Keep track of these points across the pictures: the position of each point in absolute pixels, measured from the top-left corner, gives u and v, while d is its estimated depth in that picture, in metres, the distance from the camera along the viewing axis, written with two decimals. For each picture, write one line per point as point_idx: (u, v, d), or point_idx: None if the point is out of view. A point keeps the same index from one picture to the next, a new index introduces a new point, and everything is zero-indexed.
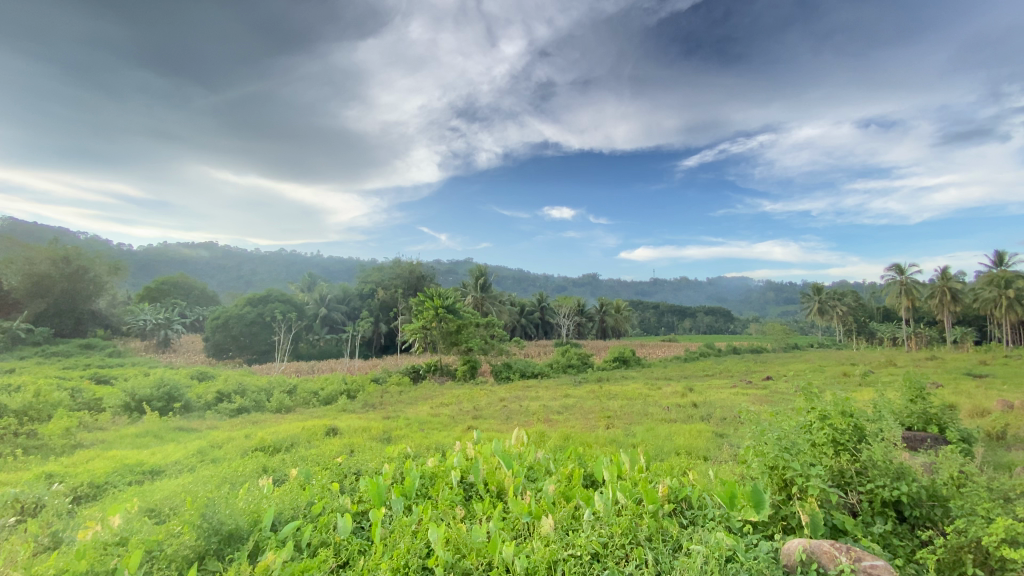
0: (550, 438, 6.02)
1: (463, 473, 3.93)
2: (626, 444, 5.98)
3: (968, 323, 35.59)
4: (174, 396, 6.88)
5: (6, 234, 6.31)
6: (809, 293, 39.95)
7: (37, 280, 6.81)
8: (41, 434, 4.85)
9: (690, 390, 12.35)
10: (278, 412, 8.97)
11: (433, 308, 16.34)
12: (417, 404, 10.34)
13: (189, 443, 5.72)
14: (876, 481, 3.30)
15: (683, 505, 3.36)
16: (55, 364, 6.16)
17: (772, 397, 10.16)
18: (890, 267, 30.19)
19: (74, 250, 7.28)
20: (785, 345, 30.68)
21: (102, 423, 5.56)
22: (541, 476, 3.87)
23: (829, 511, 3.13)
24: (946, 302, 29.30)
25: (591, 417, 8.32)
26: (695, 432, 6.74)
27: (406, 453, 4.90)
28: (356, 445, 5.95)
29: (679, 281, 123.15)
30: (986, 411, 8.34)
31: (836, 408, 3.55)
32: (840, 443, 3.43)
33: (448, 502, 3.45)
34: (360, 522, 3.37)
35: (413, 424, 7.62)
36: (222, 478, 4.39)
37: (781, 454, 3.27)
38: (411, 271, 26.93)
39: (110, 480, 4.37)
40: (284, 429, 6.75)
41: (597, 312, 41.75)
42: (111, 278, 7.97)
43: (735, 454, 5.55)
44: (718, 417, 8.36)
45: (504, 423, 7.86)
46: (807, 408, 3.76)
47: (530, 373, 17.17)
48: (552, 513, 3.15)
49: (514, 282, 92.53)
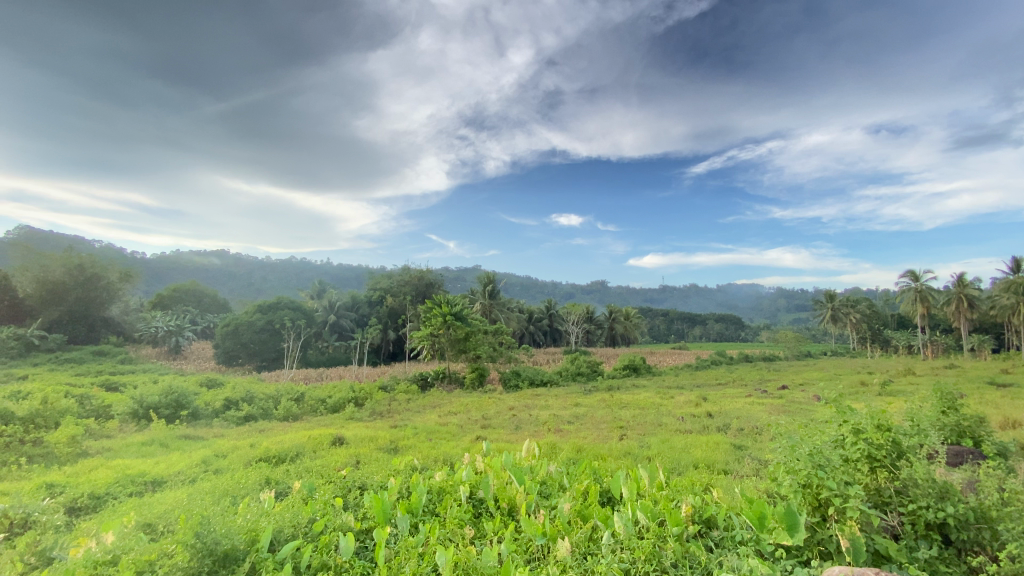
0: (562, 450, 5.77)
1: (472, 488, 3.73)
2: (641, 457, 5.72)
3: (986, 330, 34.59)
4: (183, 403, 6.78)
5: (24, 242, 6.31)
6: (822, 301, 39.18)
7: (52, 288, 6.72)
8: (47, 442, 4.72)
9: (703, 399, 12.04)
10: (285, 420, 8.81)
11: (441, 315, 16.23)
12: (426, 413, 10.15)
13: (195, 452, 5.61)
14: (919, 501, 3.07)
15: (707, 526, 3.15)
16: (67, 371, 6.08)
17: (790, 407, 9.86)
18: (905, 273, 29.44)
19: (89, 258, 7.27)
20: (798, 353, 30.05)
21: (108, 430, 5.45)
22: (555, 492, 3.68)
23: (871, 535, 2.89)
24: (963, 310, 28.56)
25: (603, 428, 8.08)
26: (713, 443, 6.49)
27: (412, 465, 4.73)
28: (362, 455, 5.78)
29: (688, 289, 122.30)
30: (1018, 422, 7.96)
31: (871, 421, 3.30)
32: (877, 460, 3.18)
33: (456, 522, 3.25)
34: (362, 541, 3.21)
35: (420, 434, 7.44)
36: (223, 490, 4.26)
37: (816, 471, 3.02)
38: (419, 278, 26.83)
39: (111, 491, 4.26)
40: (289, 438, 6.62)
41: (606, 320, 41.42)
42: (124, 284, 7.88)
43: (757, 469, 5.28)
44: (736, 427, 8.07)
45: (513, 434, 7.63)
46: (839, 421, 3.50)
47: (540, 381, 16.88)
48: (569, 535, 2.94)
49: (522, 289, 92.26)
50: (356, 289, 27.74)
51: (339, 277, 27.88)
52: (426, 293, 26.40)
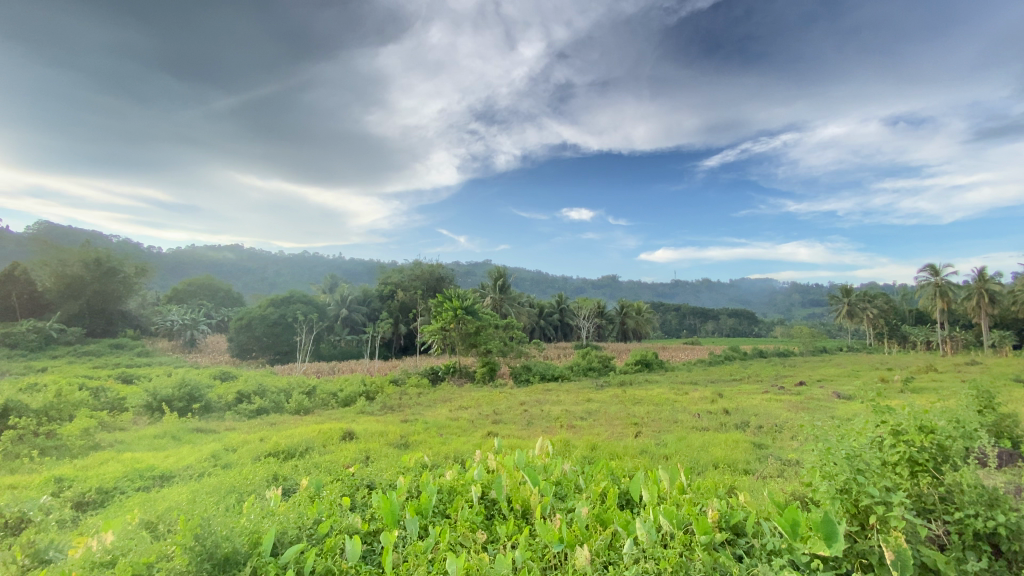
0: (576, 448, 5.59)
1: (484, 488, 3.57)
2: (659, 455, 5.52)
3: (1008, 326, 33.47)
4: (195, 396, 6.74)
5: (42, 236, 6.05)
6: (838, 295, 38.28)
7: (69, 282, 6.61)
8: (60, 434, 4.63)
9: (719, 395, 11.76)
10: (297, 413, 8.78)
11: (451, 309, 16.15)
12: (436, 407, 10.04)
13: (205, 446, 5.54)
14: (967, 510, 2.81)
15: (734, 533, 2.97)
16: (85, 363, 6.04)
17: (809, 404, 9.57)
18: (923, 267, 28.62)
19: (105, 252, 7.10)
20: (814, 348, 29.43)
21: (122, 422, 5.37)
22: (570, 493, 3.52)
23: (918, 547, 2.64)
24: (985, 306, 27.57)
25: (617, 424, 7.90)
26: (732, 442, 6.23)
27: (422, 462, 4.60)
28: (372, 451, 5.68)
29: (700, 283, 120.90)
30: None
31: (912, 422, 3.04)
32: (918, 464, 2.95)
33: (469, 525, 3.10)
34: (370, 544, 3.11)
35: (430, 429, 7.31)
36: (231, 486, 4.18)
37: (856, 477, 2.75)
38: (430, 272, 27.00)
39: (119, 485, 4.20)
40: (298, 433, 6.51)
41: (617, 314, 41.09)
42: (139, 278, 7.78)
43: (782, 469, 5.05)
44: (755, 425, 7.78)
45: (525, 430, 7.49)
46: (875, 423, 3.24)
47: (551, 376, 16.70)
48: (588, 543, 2.77)
49: (532, 284, 92.25)
50: (367, 283, 27.85)
51: (352, 270, 27.95)
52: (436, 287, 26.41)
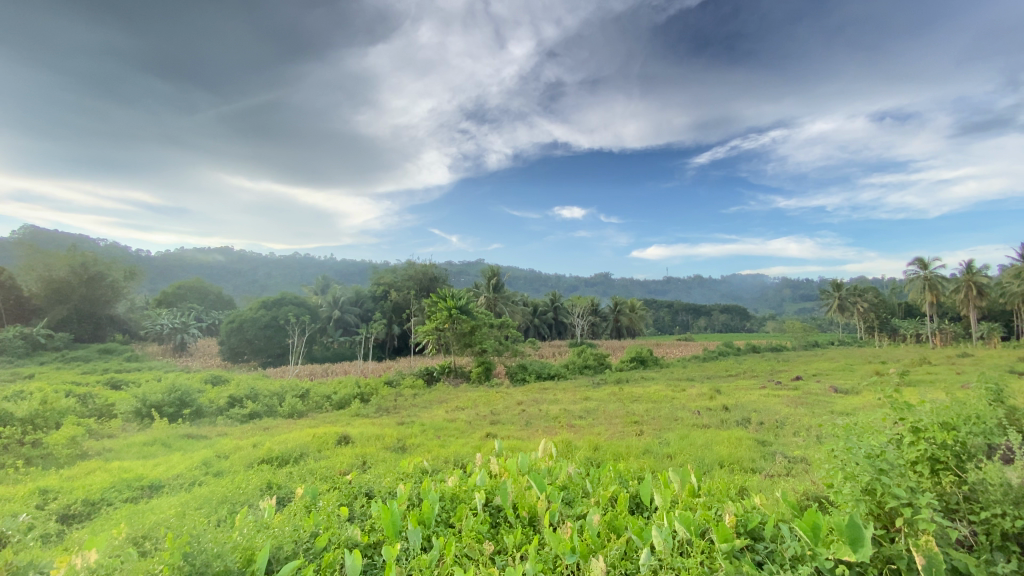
0: (577, 448, 5.48)
1: (488, 496, 3.44)
2: (662, 455, 5.43)
3: (995, 318, 33.89)
4: (186, 401, 6.49)
5: (30, 241, 5.91)
6: (829, 290, 38.54)
7: (58, 287, 6.24)
8: (47, 443, 4.40)
9: (717, 391, 11.70)
10: (290, 417, 8.56)
11: (446, 309, 16.00)
12: (433, 408, 9.86)
13: (197, 453, 5.34)
14: (994, 509, 2.71)
15: (751, 538, 2.86)
16: (73, 369, 5.79)
17: (807, 400, 9.51)
18: (913, 260, 28.92)
19: (92, 256, 6.56)
20: (806, 342, 29.61)
21: (110, 430, 5.14)
22: (577, 498, 3.41)
23: (946, 550, 2.54)
24: (973, 298, 27.90)
25: (617, 423, 7.78)
26: (735, 440, 6.12)
27: (422, 467, 4.47)
28: (369, 456, 5.52)
29: (692, 280, 121.48)
30: None
31: (933, 419, 2.95)
32: (939, 461, 2.85)
33: (474, 535, 2.96)
34: (371, 557, 2.96)
35: (428, 431, 7.14)
36: (223, 497, 4.02)
37: (879, 477, 2.64)
38: (423, 272, 26.74)
39: (107, 496, 4.00)
40: (292, 437, 6.31)
41: (611, 312, 41.09)
42: (130, 283, 7.13)
43: (788, 467, 4.95)
44: (756, 422, 7.70)
45: (524, 431, 7.39)
46: (892, 419, 3.14)
47: (547, 374, 16.57)
48: (602, 553, 2.64)
49: (525, 283, 92.14)
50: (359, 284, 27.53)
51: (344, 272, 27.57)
52: (429, 287, 26.26)
